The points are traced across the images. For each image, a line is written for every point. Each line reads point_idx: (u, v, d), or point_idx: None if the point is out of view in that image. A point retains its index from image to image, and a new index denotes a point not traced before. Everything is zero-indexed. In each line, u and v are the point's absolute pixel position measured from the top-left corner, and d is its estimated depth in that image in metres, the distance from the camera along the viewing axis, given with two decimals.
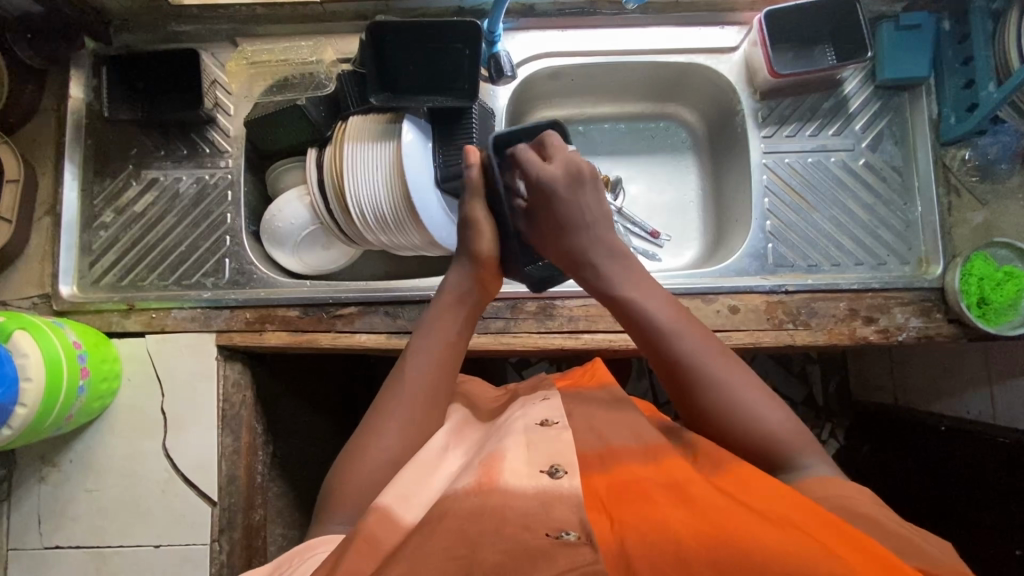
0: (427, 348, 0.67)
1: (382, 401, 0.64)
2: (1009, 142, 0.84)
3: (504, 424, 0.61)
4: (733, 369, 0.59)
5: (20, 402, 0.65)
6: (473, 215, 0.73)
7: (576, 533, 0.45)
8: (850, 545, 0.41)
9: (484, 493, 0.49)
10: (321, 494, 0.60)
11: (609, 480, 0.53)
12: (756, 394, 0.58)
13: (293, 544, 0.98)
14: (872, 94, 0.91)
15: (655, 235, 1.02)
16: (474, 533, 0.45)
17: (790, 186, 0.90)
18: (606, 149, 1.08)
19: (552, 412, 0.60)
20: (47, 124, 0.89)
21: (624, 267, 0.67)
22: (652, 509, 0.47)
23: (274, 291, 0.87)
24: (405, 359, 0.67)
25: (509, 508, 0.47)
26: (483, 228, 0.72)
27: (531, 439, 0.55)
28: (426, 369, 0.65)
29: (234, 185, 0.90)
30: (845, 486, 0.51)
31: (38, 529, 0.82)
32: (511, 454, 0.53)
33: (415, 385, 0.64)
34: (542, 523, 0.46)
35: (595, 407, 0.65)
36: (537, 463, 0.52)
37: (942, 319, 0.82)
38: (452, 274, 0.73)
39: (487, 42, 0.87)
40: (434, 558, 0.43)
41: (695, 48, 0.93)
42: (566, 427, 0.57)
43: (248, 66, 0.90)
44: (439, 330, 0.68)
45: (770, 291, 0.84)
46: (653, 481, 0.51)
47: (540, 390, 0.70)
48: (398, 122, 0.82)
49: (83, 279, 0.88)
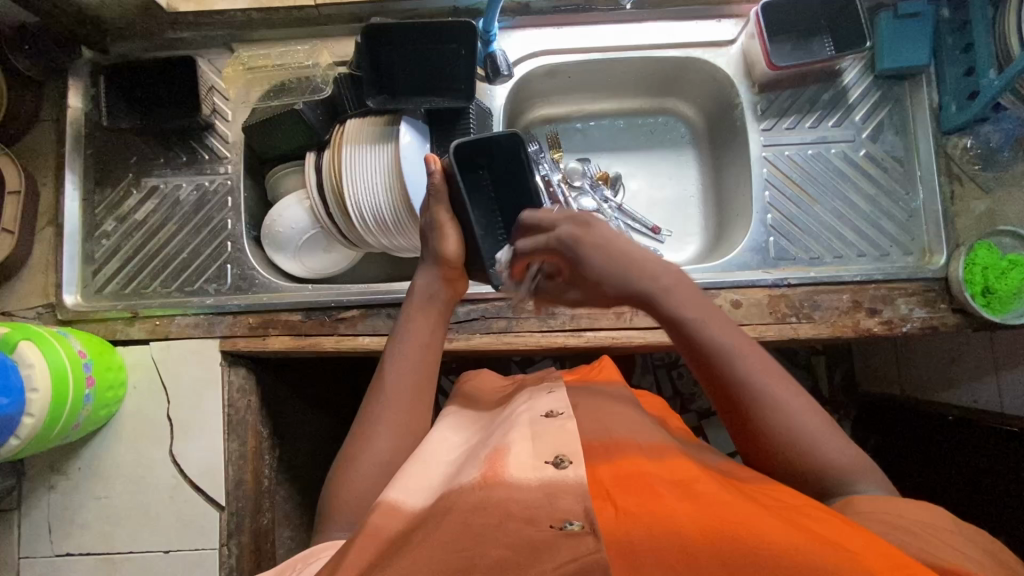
0: (405, 350, 0.66)
1: (367, 411, 0.64)
2: (1011, 129, 0.83)
3: (509, 418, 0.61)
4: (800, 406, 0.57)
5: (27, 412, 0.66)
6: (439, 220, 0.71)
7: (580, 523, 0.44)
8: (862, 543, 0.41)
9: (487, 488, 0.49)
10: (319, 502, 0.60)
11: (614, 469, 0.52)
12: (815, 421, 0.56)
13: (302, 546, 0.99)
14: (872, 84, 0.90)
15: (656, 231, 1.02)
16: (477, 527, 0.45)
17: (791, 178, 0.89)
18: (605, 146, 1.08)
19: (560, 402, 0.60)
20: (47, 134, 0.89)
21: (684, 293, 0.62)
22: (656, 503, 0.47)
23: (276, 296, 0.87)
24: (384, 364, 0.66)
25: (513, 501, 0.47)
26: (449, 231, 0.71)
27: (537, 431, 0.55)
28: (405, 373, 0.65)
29: (234, 191, 0.90)
30: (866, 502, 0.51)
31: (49, 537, 0.82)
32: (515, 449, 0.53)
33: (398, 389, 0.64)
34: (547, 514, 0.46)
35: (600, 403, 0.65)
36: (543, 455, 0.52)
37: (947, 308, 0.82)
38: (419, 273, 0.72)
39: (482, 42, 0.87)
40: (438, 553, 0.43)
41: (692, 42, 0.92)
42: (572, 417, 0.57)
43: (246, 71, 0.90)
44: (413, 331, 0.68)
45: (772, 285, 0.83)
46: (658, 475, 0.51)
47: (546, 381, 0.70)
48: (394, 124, 0.82)
49: (87, 288, 0.89)
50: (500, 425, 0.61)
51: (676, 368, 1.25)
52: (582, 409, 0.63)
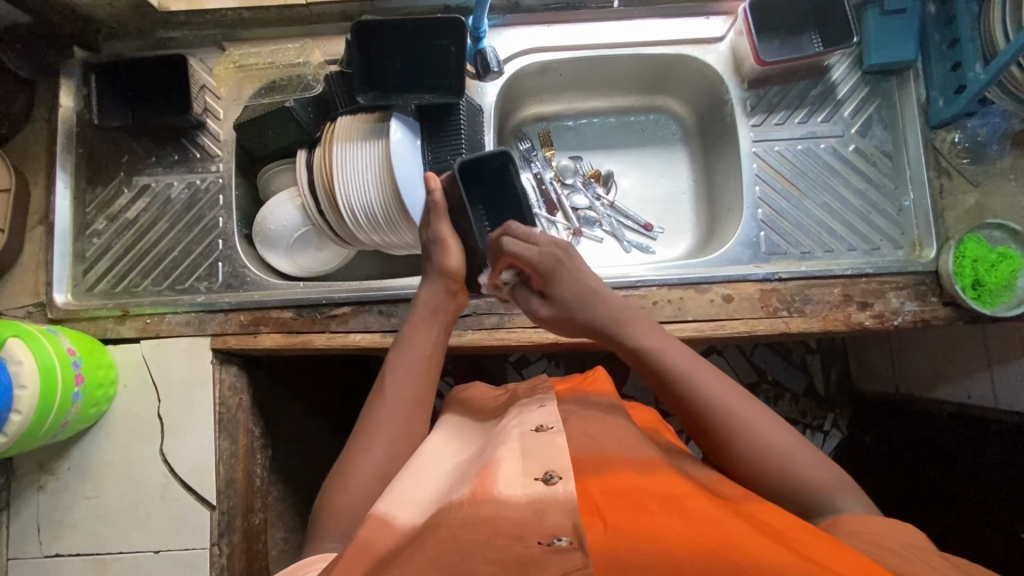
0: (408, 358, 0.68)
1: (368, 421, 0.64)
2: (998, 122, 0.84)
3: (500, 431, 0.62)
4: (771, 430, 0.58)
5: (15, 410, 0.66)
6: (440, 235, 0.75)
7: (568, 539, 0.45)
8: (846, 559, 0.42)
9: (477, 502, 0.49)
10: (313, 510, 0.60)
11: (603, 484, 0.52)
12: (783, 444, 0.57)
13: (294, 547, 0.98)
14: (860, 80, 0.91)
15: (649, 227, 1.03)
16: (464, 542, 0.46)
17: (781, 173, 0.90)
18: (596, 143, 1.09)
19: (551, 417, 0.60)
20: (38, 134, 0.89)
21: (641, 323, 0.66)
22: (647, 520, 0.47)
23: (267, 293, 0.86)
24: (386, 372, 0.67)
25: (501, 517, 0.47)
26: (452, 246, 0.75)
27: (526, 447, 0.56)
28: (409, 382, 0.66)
29: (225, 189, 0.90)
30: (854, 519, 0.50)
31: (37, 537, 0.82)
32: (506, 463, 0.53)
33: (398, 397, 0.65)
34: (535, 532, 0.46)
35: (592, 414, 0.65)
36: (531, 472, 0.52)
37: (937, 302, 0.82)
38: (424, 285, 0.74)
39: (473, 38, 0.88)
40: (424, 566, 0.44)
41: (682, 39, 0.93)
42: (561, 432, 0.57)
43: (237, 69, 0.90)
44: (417, 343, 0.69)
45: (763, 279, 0.84)
46: (647, 491, 0.51)
47: (537, 395, 0.69)
48: (386, 121, 0.82)
49: (77, 287, 0.88)
50: (492, 438, 0.61)
51: None
52: (574, 420, 0.63)
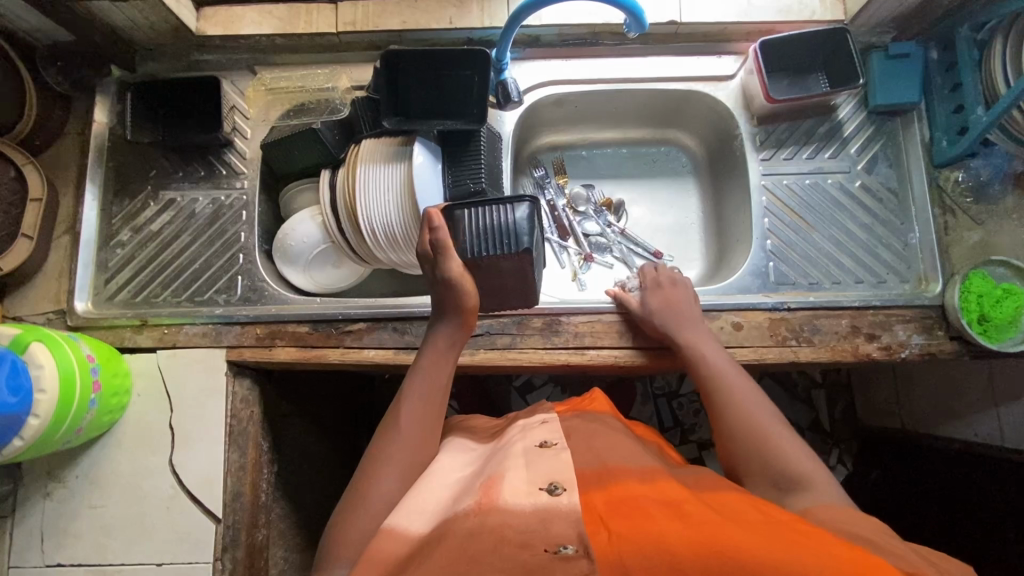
0: (416, 390, 0.68)
1: (379, 443, 0.65)
2: (1000, 163, 0.87)
3: (506, 446, 0.62)
4: (777, 430, 0.65)
5: (34, 413, 0.66)
6: (452, 273, 0.69)
7: (574, 547, 0.45)
8: (840, 548, 0.42)
9: (484, 513, 0.50)
10: (327, 527, 0.60)
11: (607, 496, 0.51)
12: (787, 442, 0.63)
13: (294, 568, 0.97)
14: (865, 119, 0.94)
15: (659, 255, 1.05)
16: (472, 552, 0.46)
17: (789, 207, 0.92)
18: (608, 173, 1.12)
19: (554, 433, 0.61)
20: (70, 147, 0.92)
21: (694, 327, 0.80)
22: (648, 524, 0.47)
23: (285, 308, 0.88)
24: (396, 408, 0.67)
25: (507, 527, 0.48)
26: (464, 282, 0.70)
27: (531, 460, 0.56)
28: (418, 410, 0.66)
29: (248, 206, 0.93)
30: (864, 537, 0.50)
31: (41, 546, 0.81)
32: (511, 475, 0.54)
33: (408, 426, 0.65)
34: (541, 539, 0.46)
35: (602, 428, 0.66)
36: (536, 482, 0.53)
37: (944, 336, 0.83)
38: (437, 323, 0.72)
39: (495, 70, 0.90)
40: None
41: (695, 76, 0.97)
42: (565, 448, 0.58)
43: (268, 92, 0.95)
44: (428, 377, 0.69)
45: (772, 308, 0.85)
46: (648, 498, 0.51)
47: (537, 415, 0.70)
48: (409, 145, 0.85)
49: (98, 296, 0.90)
50: (501, 451, 0.62)
51: (676, 399, 1.25)
52: (579, 433, 0.64)
